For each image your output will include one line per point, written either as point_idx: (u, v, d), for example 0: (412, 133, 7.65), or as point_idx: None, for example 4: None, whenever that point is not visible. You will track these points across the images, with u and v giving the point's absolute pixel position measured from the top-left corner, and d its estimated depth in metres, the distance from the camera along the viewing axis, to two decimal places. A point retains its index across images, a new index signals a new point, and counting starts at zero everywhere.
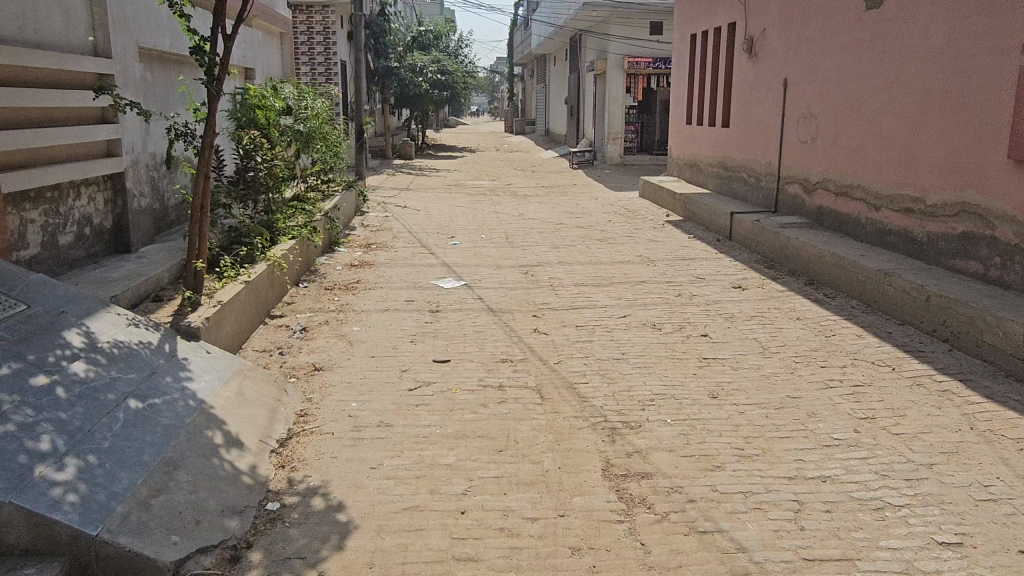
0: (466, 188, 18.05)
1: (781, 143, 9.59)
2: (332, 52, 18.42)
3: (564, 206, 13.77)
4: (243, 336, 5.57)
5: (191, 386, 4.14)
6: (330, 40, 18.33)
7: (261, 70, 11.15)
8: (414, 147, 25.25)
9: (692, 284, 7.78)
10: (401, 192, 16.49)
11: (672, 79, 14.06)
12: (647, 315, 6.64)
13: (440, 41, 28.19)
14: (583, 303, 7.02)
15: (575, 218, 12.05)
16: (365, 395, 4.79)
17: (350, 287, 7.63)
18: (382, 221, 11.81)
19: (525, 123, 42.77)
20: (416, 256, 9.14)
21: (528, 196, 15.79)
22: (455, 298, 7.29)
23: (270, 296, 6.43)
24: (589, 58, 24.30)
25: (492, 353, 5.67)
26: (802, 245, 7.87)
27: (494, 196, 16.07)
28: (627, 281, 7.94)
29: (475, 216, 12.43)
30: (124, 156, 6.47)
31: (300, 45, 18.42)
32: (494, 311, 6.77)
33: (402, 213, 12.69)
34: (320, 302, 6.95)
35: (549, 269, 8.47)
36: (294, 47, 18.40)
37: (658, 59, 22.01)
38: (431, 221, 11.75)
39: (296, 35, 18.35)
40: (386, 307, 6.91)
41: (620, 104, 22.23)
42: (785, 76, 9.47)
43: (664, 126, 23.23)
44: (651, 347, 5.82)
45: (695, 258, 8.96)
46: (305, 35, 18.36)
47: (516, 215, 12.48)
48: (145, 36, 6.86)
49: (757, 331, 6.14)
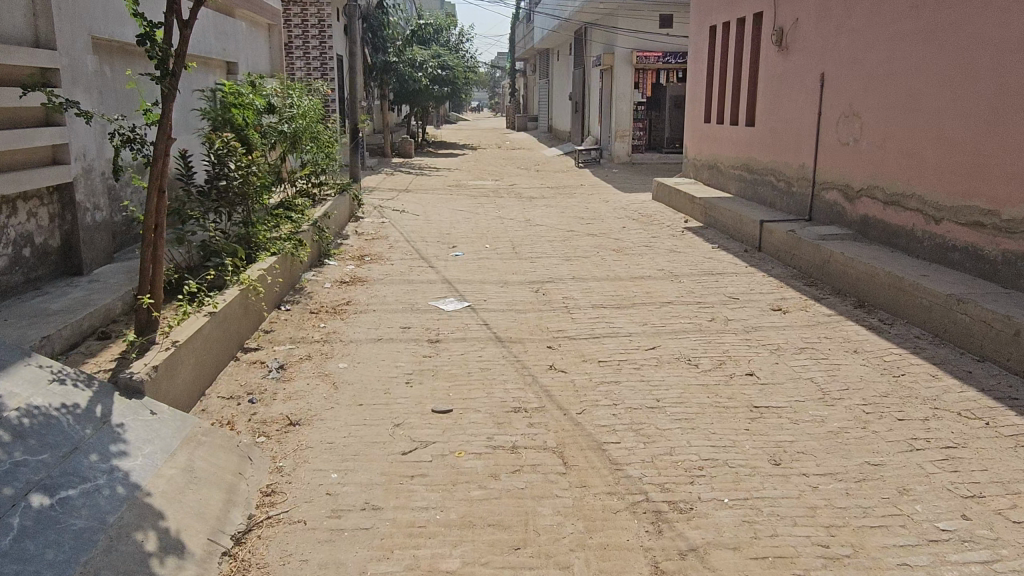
0: (467, 189, 17.17)
1: (816, 144, 8.70)
2: (327, 46, 17.55)
3: (573, 210, 12.88)
4: (205, 381, 4.67)
5: (122, 466, 3.25)
6: (325, 33, 17.46)
7: (245, 62, 10.25)
8: (413, 144, 24.40)
9: (725, 305, 6.90)
10: (399, 194, 15.59)
11: (689, 74, 13.14)
12: (679, 347, 5.76)
13: (440, 34, 27.27)
14: (604, 330, 6.15)
15: (586, 224, 11.17)
16: (349, 463, 3.91)
17: (339, 309, 6.74)
18: (377, 227, 10.91)
19: (527, 119, 41.82)
20: (414, 271, 8.25)
21: (534, 198, 14.90)
22: (457, 323, 6.40)
23: (243, 326, 5.55)
24: (595, 52, 23.38)
25: (501, 398, 4.79)
26: (849, 262, 6.97)
27: (498, 198, 15.17)
28: (651, 301, 7.07)
29: (478, 222, 11.55)
30: (74, 164, 5.57)
31: (293, 38, 17.54)
32: (502, 341, 5.89)
33: (400, 218, 11.80)
34: (303, 330, 6.07)
35: (563, 286, 7.58)
36: (288, 40, 17.52)
37: (668, 53, 21.05)
38: (431, 228, 10.86)
39: (289, 28, 17.47)
40: (378, 336, 6.02)
41: (628, 100, 21.30)
42: (822, 69, 8.57)
43: (673, 123, 22.27)
44: (689, 390, 4.93)
45: (723, 273, 8.08)
46: (299, 28, 17.48)
47: (522, 221, 11.60)
48: (100, 26, 5.96)
49: (810, 368, 5.26)
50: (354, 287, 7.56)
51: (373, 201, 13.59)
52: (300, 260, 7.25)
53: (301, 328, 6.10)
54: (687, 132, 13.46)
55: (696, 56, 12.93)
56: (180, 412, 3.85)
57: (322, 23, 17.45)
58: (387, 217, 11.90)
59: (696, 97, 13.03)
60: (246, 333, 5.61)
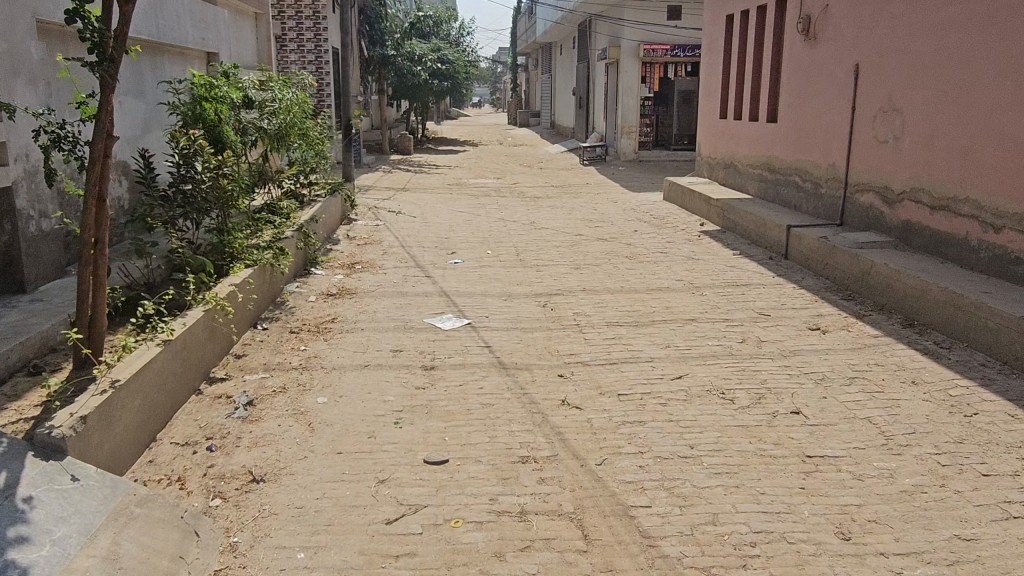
0: (468, 188, 16.43)
1: (849, 142, 7.95)
2: (322, 39, 16.83)
3: (580, 211, 12.15)
4: (154, 425, 3.95)
5: (23, 559, 2.53)
6: (320, 25, 16.72)
7: (227, 52, 9.50)
8: (412, 141, 23.65)
9: (755, 322, 6.18)
10: (397, 194, 14.85)
11: (704, 66, 12.37)
12: (709, 376, 5.03)
13: (440, 27, 26.37)
14: (623, 355, 5.43)
15: (595, 228, 10.44)
16: (321, 536, 3.18)
17: (323, 328, 6.01)
18: (371, 231, 10.18)
19: (529, 115, 41.01)
20: (408, 281, 7.52)
21: (538, 198, 14.16)
22: (455, 344, 5.68)
23: (208, 353, 4.82)
24: (600, 45, 22.62)
25: (507, 442, 4.08)
26: (895, 274, 6.22)
27: (500, 198, 14.45)
28: (672, 318, 6.34)
29: (479, 225, 10.82)
30: (13, 165, 4.82)
31: (287, 31, 16.82)
32: (506, 370, 5.16)
33: (395, 220, 11.07)
34: (279, 355, 5.33)
35: (574, 300, 6.86)
36: (281, 33, 16.80)
37: (676, 45, 20.37)
38: (428, 232, 10.14)
39: (283, 20, 16.74)
40: (366, 361, 5.30)
41: (635, 95, 20.54)
42: (856, 59, 7.82)
43: (682, 119, 21.47)
44: (726, 432, 4.20)
45: (749, 284, 7.35)
46: (293, 20, 16.74)
47: (527, 223, 10.87)
48: (46, 7, 5.21)
49: (865, 404, 4.54)
50: (343, 300, 6.83)
51: (368, 202, 12.84)
52: (280, 271, 6.51)
53: (278, 352, 5.38)
54: (700, 128, 12.70)
55: (712, 47, 12.18)
56: (112, 474, 3.14)
57: (317, 14, 16.68)
58: (382, 219, 11.16)
59: (711, 91, 12.27)
60: (212, 360, 4.88)
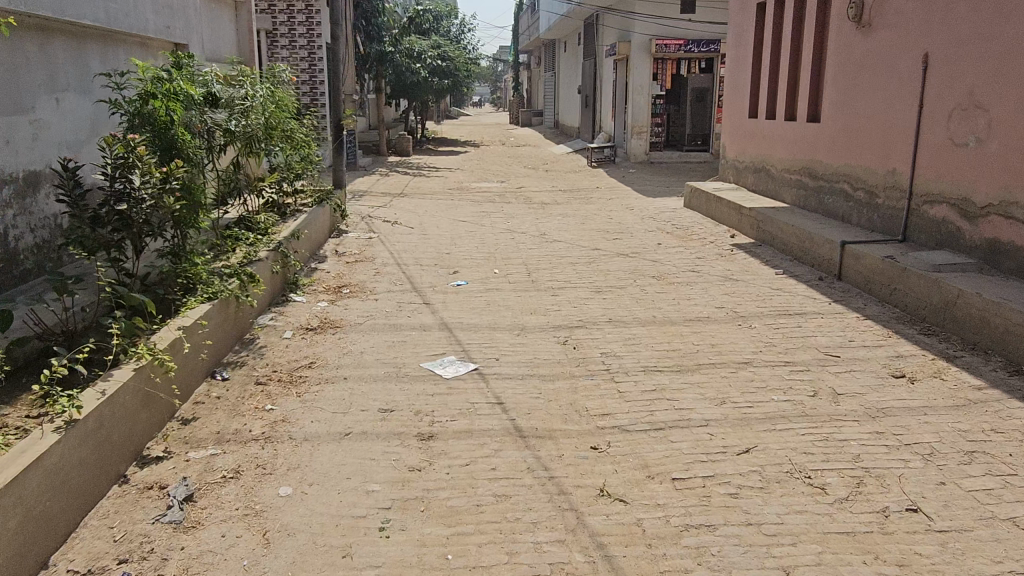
0: (470, 192, 15.33)
1: (916, 146, 6.85)
2: (316, 34, 15.76)
3: (594, 220, 11.06)
4: (40, 547, 2.86)
5: None
6: (313, 19, 15.65)
7: (199, 44, 8.38)
8: (411, 141, 22.51)
9: (823, 366, 5.08)
10: (393, 200, 13.74)
11: (731, 60, 11.27)
12: (785, 448, 3.93)
13: (442, 25, 25.64)
14: (669, 416, 4.33)
15: (614, 240, 9.34)
16: None
17: (298, 377, 4.91)
18: (363, 246, 9.08)
19: (532, 115, 39.93)
20: (403, 310, 6.42)
21: (546, 205, 13.05)
22: (459, 399, 4.59)
23: (139, 426, 3.72)
24: (608, 41, 21.52)
25: (532, 565, 2.98)
26: (994, 308, 5.11)
27: (505, 204, 13.34)
28: (721, 360, 5.24)
29: (483, 237, 9.73)
30: None
31: (278, 26, 15.73)
32: (523, 440, 4.07)
33: (391, 232, 9.98)
34: (238, 419, 4.23)
35: (600, 336, 5.76)
36: (272, 28, 15.71)
37: (690, 40, 19.19)
38: (427, 246, 9.04)
39: (274, 14, 15.66)
40: (348, 426, 4.20)
41: (647, 93, 19.42)
42: (926, 49, 6.71)
43: (695, 118, 20.41)
44: (828, 545, 3.10)
45: (803, 312, 6.24)
46: (284, 14, 15.66)
47: (537, 235, 9.78)
48: None
49: (1002, 497, 3.44)
50: (325, 336, 5.73)
51: (362, 210, 11.76)
52: (249, 304, 5.41)
53: (236, 416, 4.28)
54: (726, 129, 11.59)
55: (739, 40, 11.06)
56: None
57: (310, 6, 15.60)
58: (376, 231, 10.07)
59: (738, 88, 11.16)
60: (144, 435, 3.78)
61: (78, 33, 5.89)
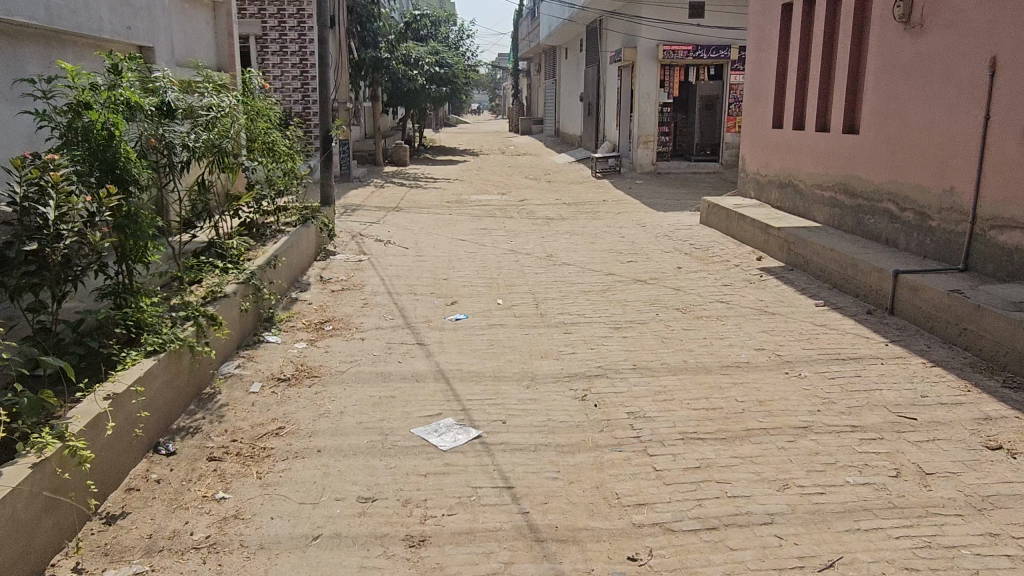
0: (469, 206, 14.49)
1: (980, 163, 5.98)
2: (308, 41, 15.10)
3: (604, 238, 10.18)
4: None
5: None
6: (306, 27, 14.96)
7: (167, 45, 7.52)
8: (408, 150, 21.62)
9: (898, 433, 4.20)
10: (387, 215, 12.87)
11: (752, 66, 10.43)
12: (879, 561, 3.04)
13: (439, 29, 24.85)
14: (723, 508, 3.44)
15: (629, 263, 8.48)
16: None
17: (261, 448, 4.02)
18: (351, 270, 8.18)
19: (532, 122, 39.14)
20: (393, 354, 5.52)
21: (551, 221, 12.18)
22: (458, 482, 3.70)
23: (37, 541, 2.82)
24: (612, 46, 20.72)
25: None
26: None
27: (507, 220, 12.46)
28: (773, 422, 4.36)
29: (483, 258, 8.86)
30: None
31: (268, 32, 14.92)
32: (541, 546, 3.18)
33: (383, 253, 9.10)
34: (178, 515, 3.34)
35: (625, 388, 4.88)
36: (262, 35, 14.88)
37: (699, 46, 18.35)
38: (422, 271, 8.15)
39: (264, 20, 14.82)
40: (317, 525, 3.30)
41: (654, 101, 18.60)
42: (993, 51, 5.87)
43: (704, 127, 19.52)
44: None
45: (858, 356, 5.37)
46: (274, 20, 14.85)
47: (543, 257, 8.90)
48: None
49: None
50: (299, 389, 4.84)
51: (353, 228, 10.88)
52: (206, 355, 4.53)
53: (175, 510, 3.39)
54: (746, 140, 10.74)
55: (761, 43, 10.22)
56: None
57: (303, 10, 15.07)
58: (367, 251, 9.16)
59: (759, 96, 10.32)
60: (45, 550, 2.88)
61: (11, 30, 5.01)
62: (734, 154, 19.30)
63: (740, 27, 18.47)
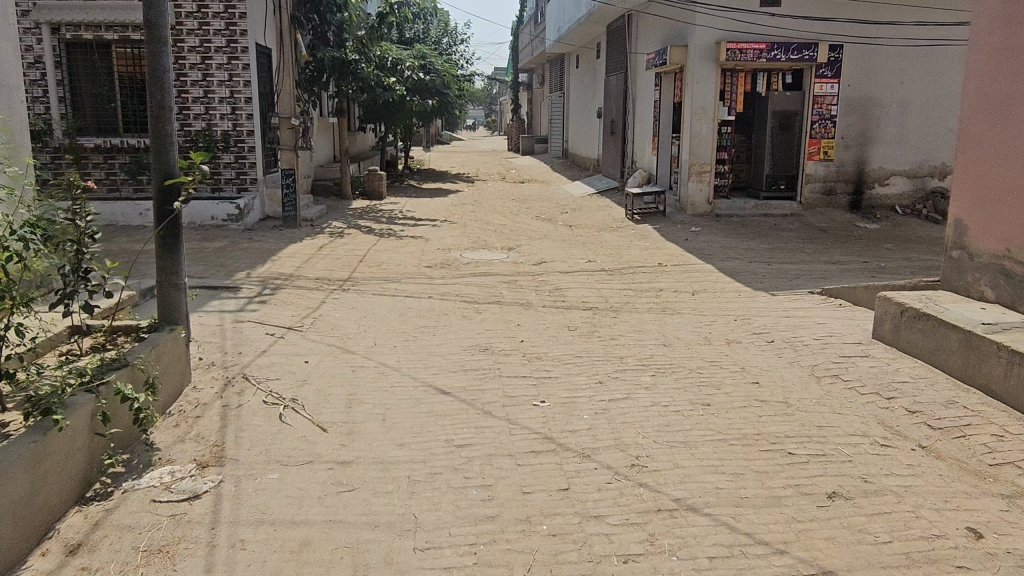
0: (462, 275, 9.60)
1: None
2: (240, 34, 12.64)
3: (723, 389, 5.18)
4: None
5: None
6: (235, 22, 12.56)
7: None
8: (383, 179, 17.28)
9: None
10: (325, 303, 7.98)
11: (997, 60, 5.57)
12: None
13: (428, 34, 21.20)
14: None
15: (843, 513, 3.53)
16: None
17: None
18: (144, 557, 3.14)
19: (535, 141, 34.36)
20: None
21: (598, 322, 7.23)
22: None
23: None
24: (649, 47, 16.08)
25: None
26: None
27: (521, 316, 7.54)
28: None
29: (488, 479, 3.91)
30: None
31: (186, 20, 12.58)
32: None
33: (264, 450, 4.15)
34: None
35: None
36: (176, 21, 12.56)
37: (775, 44, 13.52)
38: (334, 554, 3.20)
39: (179, 8, 12.52)
40: None
41: (711, 118, 13.85)
42: None
43: (777, 152, 14.52)
44: None
45: None
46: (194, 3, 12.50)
47: (622, 472, 3.95)
48: None
49: None
50: None
51: (228, 356, 5.78)
52: None
53: None
54: (974, 197, 5.83)
55: (1018, 16, 5.37)
56: None
57: None
58: (230, 451, 4.12)
59: (1014, 116, 5.44)
60: None
61: None
62: (816, 190, 14.43)
63: (830, 18, 13.67)
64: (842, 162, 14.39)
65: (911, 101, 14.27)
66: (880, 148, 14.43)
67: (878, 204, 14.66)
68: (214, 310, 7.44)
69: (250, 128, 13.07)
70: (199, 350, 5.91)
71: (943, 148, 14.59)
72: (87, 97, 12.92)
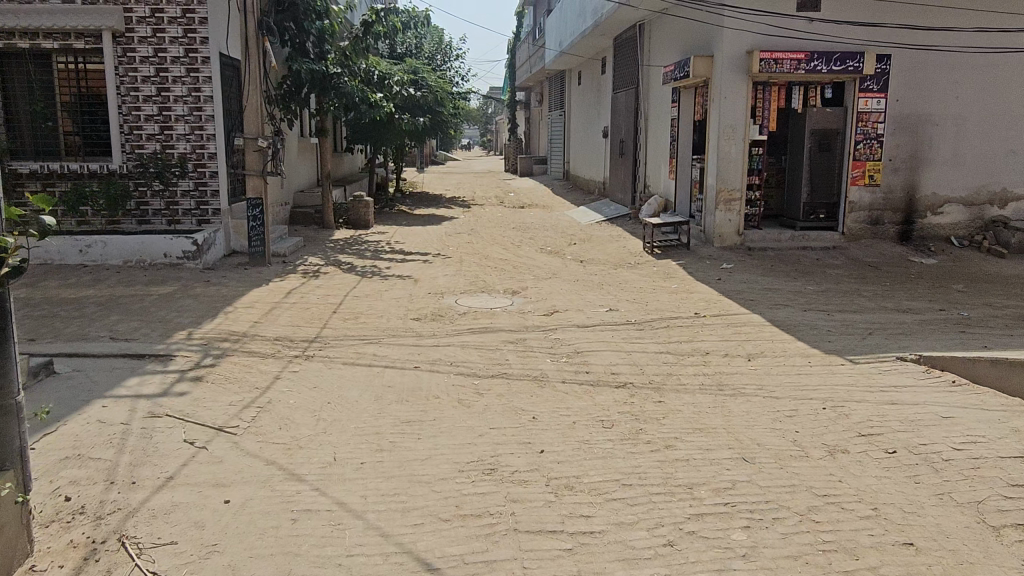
0: (456, 331, 7.77)
1: None
2: (199, 43, 10.91)
3: (863, 557, 3.34)
4: None
5: None
6: (194, 29, 10.85)
7: None
8: (368, 206, 15.50)
9: None
10: (279, 378, 6.13)
11: None
12: None
13: (421, 48, 19.65)
14: None
15: None
16: None
17: None
18: None
19: (533, 162, 32.63)
20: None
21: (640, 412, 5.39)
22: None
23: None
24: (667, 58, 14.38)
25: None
26: None
27: (537, 399, 5.69)
28: None
29: None
30: None
31: (138, 25, 10.82)
32: None
33: None
34: None
35: None
36: (127, 27, 10.81)
37: (815, 53, 11.82)
38: None
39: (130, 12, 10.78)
40: None
41: (742, 138, 12.10)
42: None
43: (815, 177, 12.75)
44: None
45: None
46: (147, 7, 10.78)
47: None
48: None
49: None
50: None
51: (111, 492, 3.92)
52: None
53: None
54: None
55: None
56: None
57: None
58: None
59: None
60: None
61: None
62: (861, 220, 12.67)
63: (878, 23, 11.98)
64: (890, 188, 12.65)
65: (968, 118, 12.54)
66: (933, 171, 12.69)
67: (930, 235, 12.89)
68: (125, 394, 5.58)
69: (212, 150, 11.27)
70: (72, 480, 4.04)
71: (1004, 172, 12.83)
72: (23, 116, 10.98)
